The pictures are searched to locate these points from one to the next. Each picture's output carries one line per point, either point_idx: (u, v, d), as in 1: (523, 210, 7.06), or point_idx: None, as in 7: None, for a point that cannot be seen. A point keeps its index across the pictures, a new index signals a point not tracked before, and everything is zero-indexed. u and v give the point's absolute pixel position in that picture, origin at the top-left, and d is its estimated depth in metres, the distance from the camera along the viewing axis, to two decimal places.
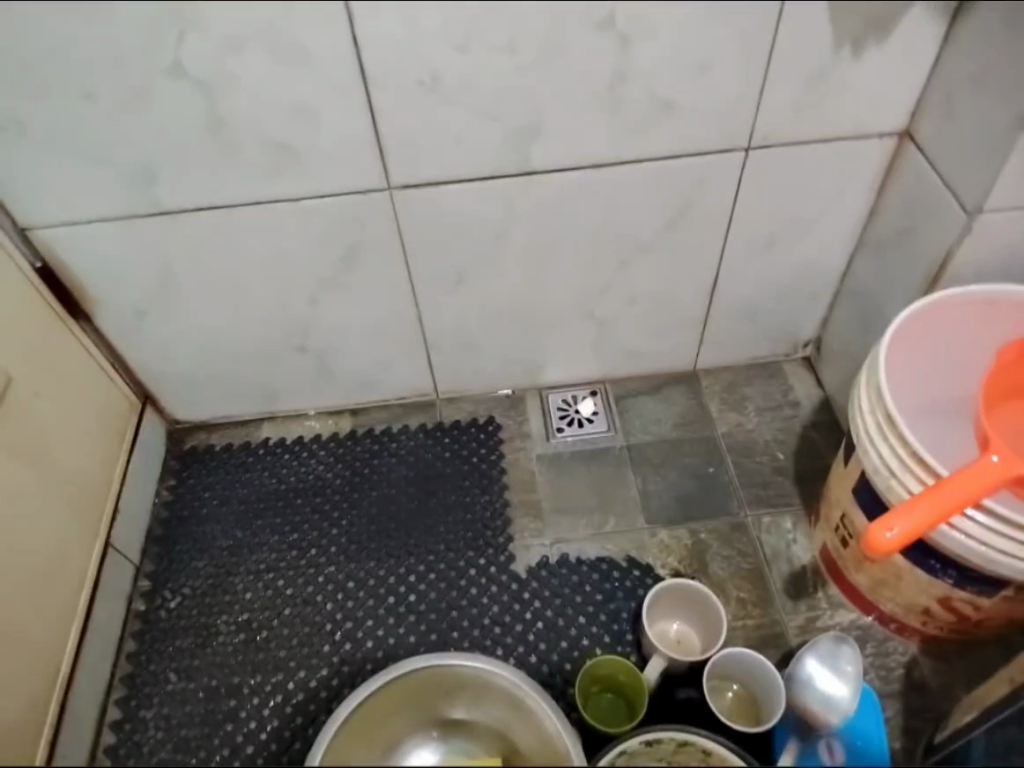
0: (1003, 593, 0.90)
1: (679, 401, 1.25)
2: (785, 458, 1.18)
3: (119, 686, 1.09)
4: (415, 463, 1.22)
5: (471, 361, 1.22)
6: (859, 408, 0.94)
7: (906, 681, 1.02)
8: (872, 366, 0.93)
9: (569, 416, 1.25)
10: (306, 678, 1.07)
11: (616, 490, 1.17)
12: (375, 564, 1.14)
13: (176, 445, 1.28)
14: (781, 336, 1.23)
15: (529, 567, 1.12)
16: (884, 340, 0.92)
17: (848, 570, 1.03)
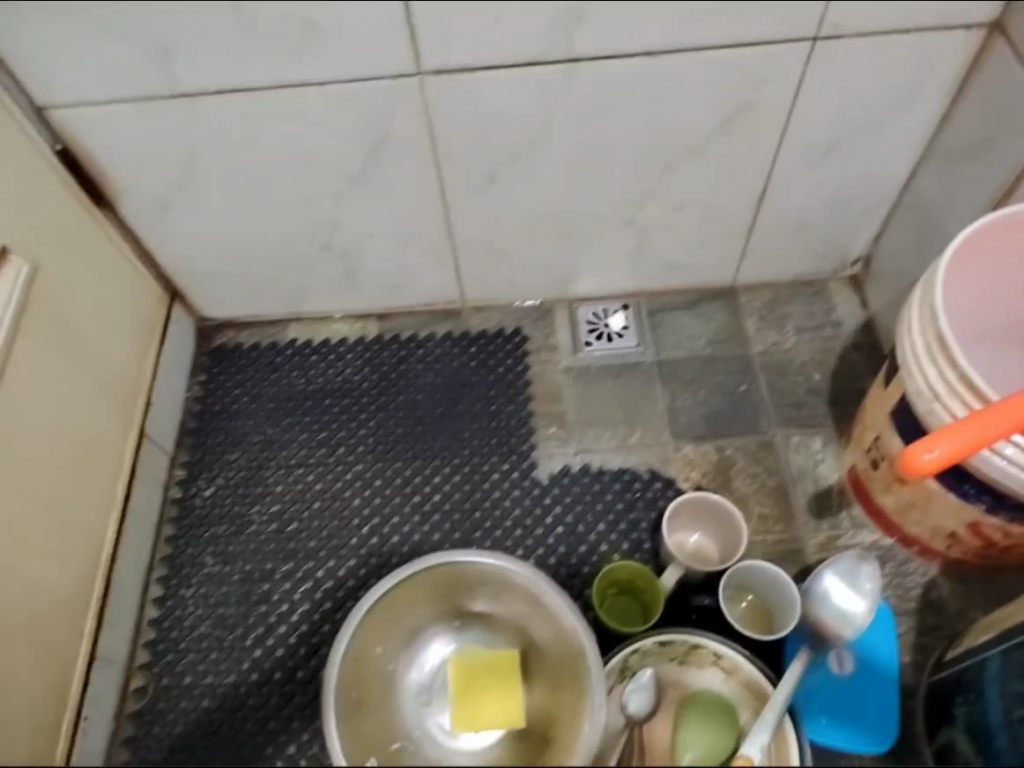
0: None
1: (714, 317, 1.21)
2: (820, 379, 1.15)
3: (159, 566, 1.15)
4: (442, 368, 1.21)
5: (501, 269, 1.19)
6: (908, 328, 0.90)
7: (921, 600, 1.03)
8: (928, 285, 0.88)
9: (599, 330, 1.22)
10: (335, 567, 1.11)
11: (644, 404, 1.16)
12: (402, 463, 1.16)
13: (205, 342, 1.29)
14: (828, 253, 1.17)
15: (552, 474, 1.13)
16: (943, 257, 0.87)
17: (876, 491, 1.03)
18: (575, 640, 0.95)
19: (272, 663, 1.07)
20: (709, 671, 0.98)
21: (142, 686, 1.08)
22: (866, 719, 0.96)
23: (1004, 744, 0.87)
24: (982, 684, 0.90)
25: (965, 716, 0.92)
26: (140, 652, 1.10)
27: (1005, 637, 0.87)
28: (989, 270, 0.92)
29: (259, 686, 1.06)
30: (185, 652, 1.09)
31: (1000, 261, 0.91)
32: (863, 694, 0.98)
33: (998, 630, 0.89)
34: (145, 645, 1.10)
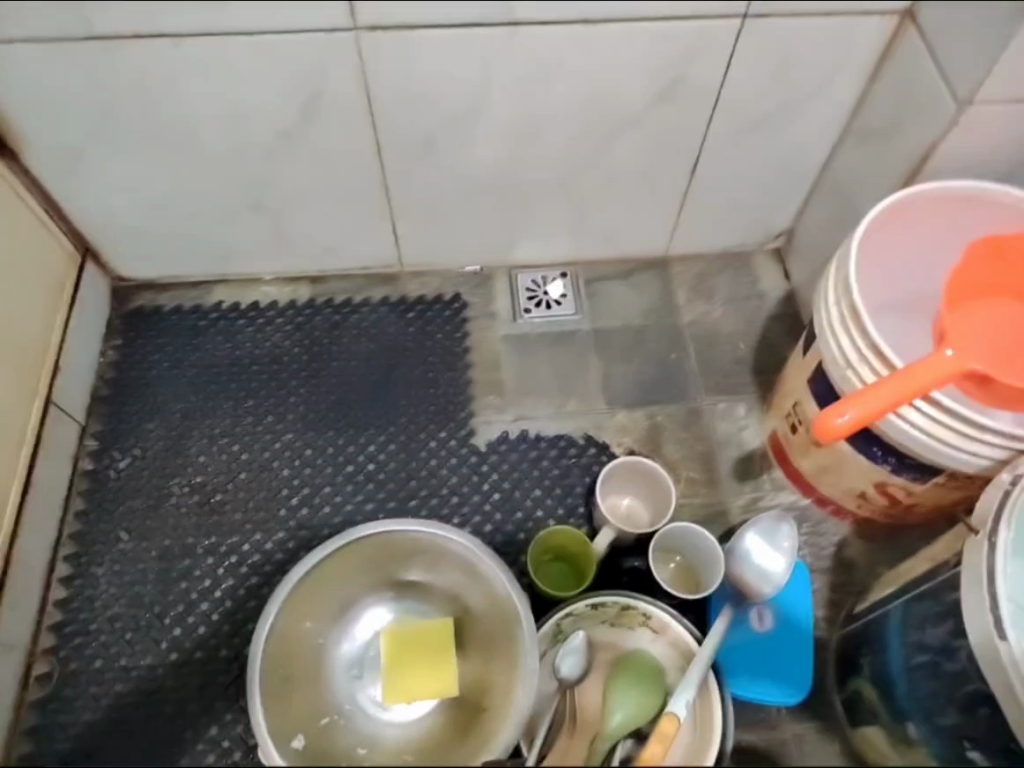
0: (935, 480, 0.96)
1: (648, 287, 1.25)
2: (746, 348, 1.20)
3: (67, 543, 1.07)
4: (375, 336, 1.19)
5: (439, 234, 1.17)
6: (825, 300, 0.95)
7: (834, 557, 1.09)
8: (842, 258, 0.93)
9: (538, 298, 1.23)
10: (262, 540, 1.07)
11: (579, 371, 1.18)
12: (334, 433, 1.13)
13: (120, 304, 1.21)
14: (754, 226, 1.22)
15: (489, 441, 1.13)
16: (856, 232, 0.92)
17: (794, 455, 1.08)
18: (511, 606, 0.95)
19: (193, 642, 1.02)
20: (639, 632, 1.00)
21: (47, 672, 1.01)
22: (782, 669, 1.01)
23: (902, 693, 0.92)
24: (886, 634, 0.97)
25: (870, 666, 0.98)
26: (45, 635, 1.03)
27: (909, 589, 0.93)
28: (901, 246, 0.98)
29: (178, 667, 1.01)
30: (95, 634, 1.03)
31: (908, 239, 0.98)
32: (781, 647, 1.03)
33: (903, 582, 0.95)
34: (51, 628, 1.03)
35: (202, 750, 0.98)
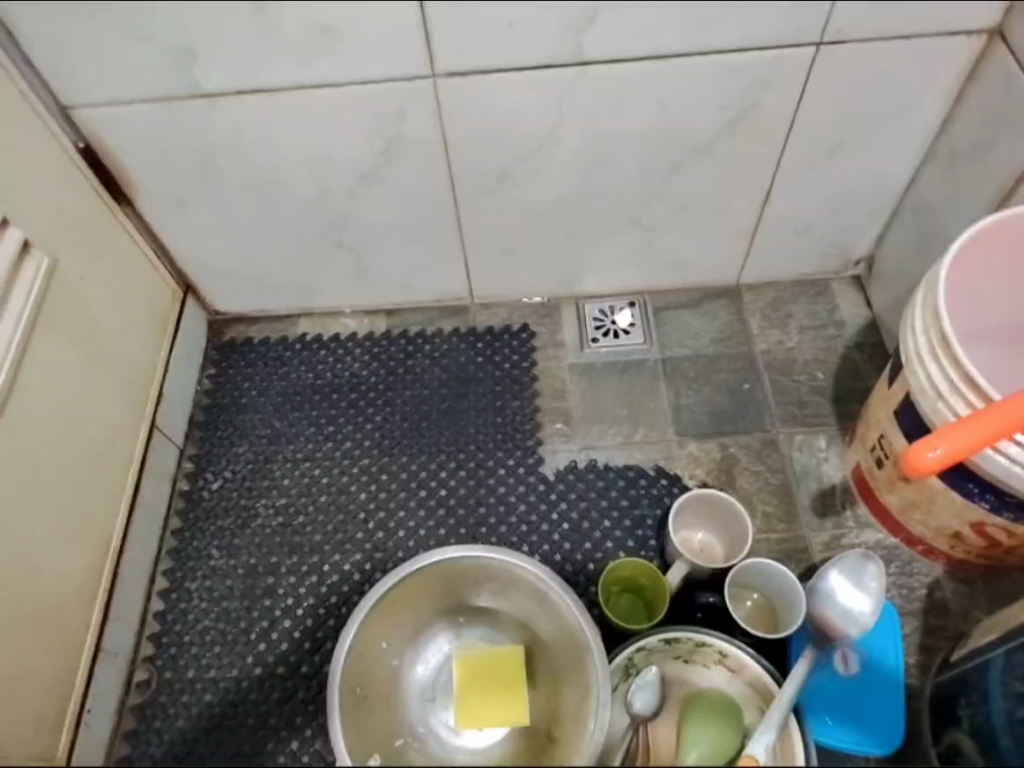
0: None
1: (719, 316, 1.22)
2: (824, 379, 1.16)
3: (166, 559, 1.16)
4: (448, 365, 1.23)
5: (508, 266, 1.20)
6: (912, 329, 0.90)
7: (926, 600, 1.02)
8: (930, 285, 0.89)
9: (605, 327, 1.23)
10: (341, 561, 1.12)
11: (649, 401, 1.17)
12: (408, 459, 1.17)
13: (215, 336, 1.30)
14: (830, 253, 1.18)
15: (556, 469, 1.13)
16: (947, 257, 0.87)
17: (880, 491, 1.02)
18: (579, 635, 0.95)
19: (276, 658, 1.08)
20: (714, 669, 0.97)
21: (146, 679, 1.08)
22: (869, 720, 0.95)
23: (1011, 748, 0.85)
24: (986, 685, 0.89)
25: (969, 719, 0.90)
26: (144, 644, 1.11)
27: (1011, 640, 0.85)
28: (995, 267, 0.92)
29: (262, 681, 1.07)
30: (188, 645, 1.10)
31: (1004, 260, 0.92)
32: (869, 693, 0.97)
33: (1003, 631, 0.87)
34: (150, 638, 1.11)
35: (283, 762, 1.02)
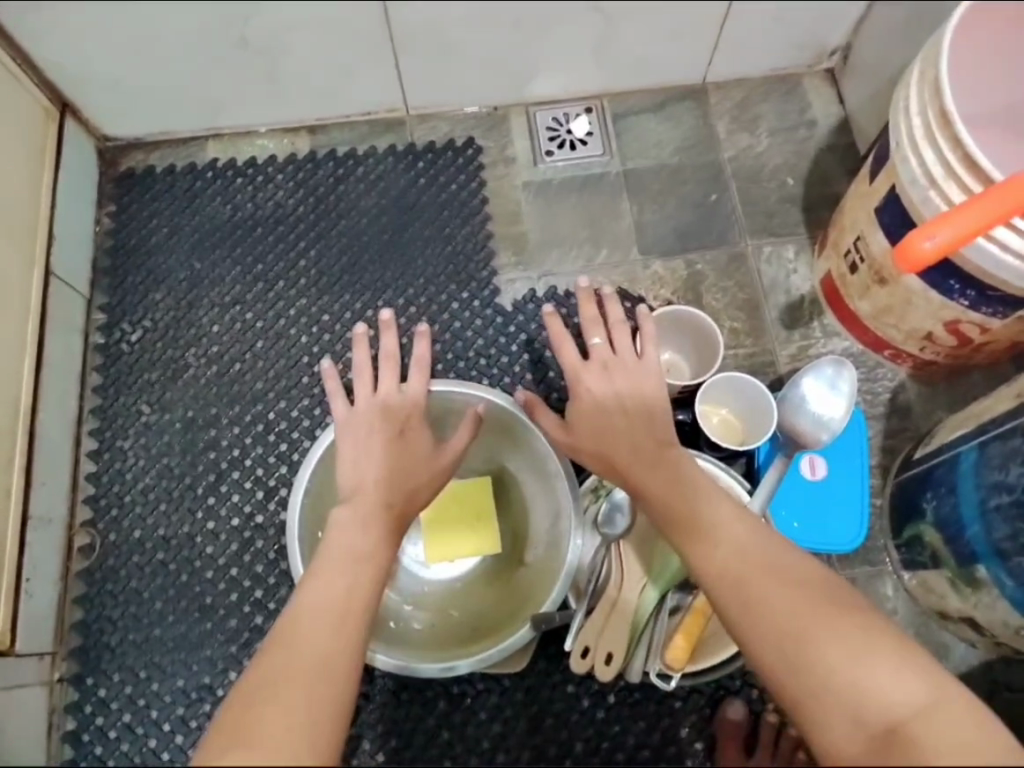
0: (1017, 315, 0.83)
1: (682, 120, 1.11)
2: (794, 184, 1.08)
3: (89, 419, 1.02)
4: (386, 191, 1.09)
5: (447, 68, 1.04)
6: (905, 109, 0.80)
7: (889, 404, 1.00)
8: (929, 58, 0.78)
9: (560, 139, 1.11)
10: (286, 408, 1.01)
11: (610, 219, 1.07)
12: (350, 297, 1.05)
13: (108, 167, 1.10)
14: (805, 41, 1.06)
15: (515, 301, 1.04)
16: (945, 27, 0.78)
17: (850, 297, 0.97)
18: (548, 463, 0.86)
19: (229, 513, 0.99)
20: None
21: (89, 544, 0.98)
22: (844, 522, 0.90)
23: (976, 534, 0.81)
24: (952, 477, 0.85)
25: (935, 509, 0.88)
26: (81, 509, 0.99)
27: (986, 429, 0.82)
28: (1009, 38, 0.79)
29: (217, 535, 0.98)
30: (130, 507, 0.99)
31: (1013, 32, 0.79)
32: (834, 497, 0.91)
33: (975, 424, 0.84)
34: (85, 502, 1.00)
35: (249, 612, 0.96)
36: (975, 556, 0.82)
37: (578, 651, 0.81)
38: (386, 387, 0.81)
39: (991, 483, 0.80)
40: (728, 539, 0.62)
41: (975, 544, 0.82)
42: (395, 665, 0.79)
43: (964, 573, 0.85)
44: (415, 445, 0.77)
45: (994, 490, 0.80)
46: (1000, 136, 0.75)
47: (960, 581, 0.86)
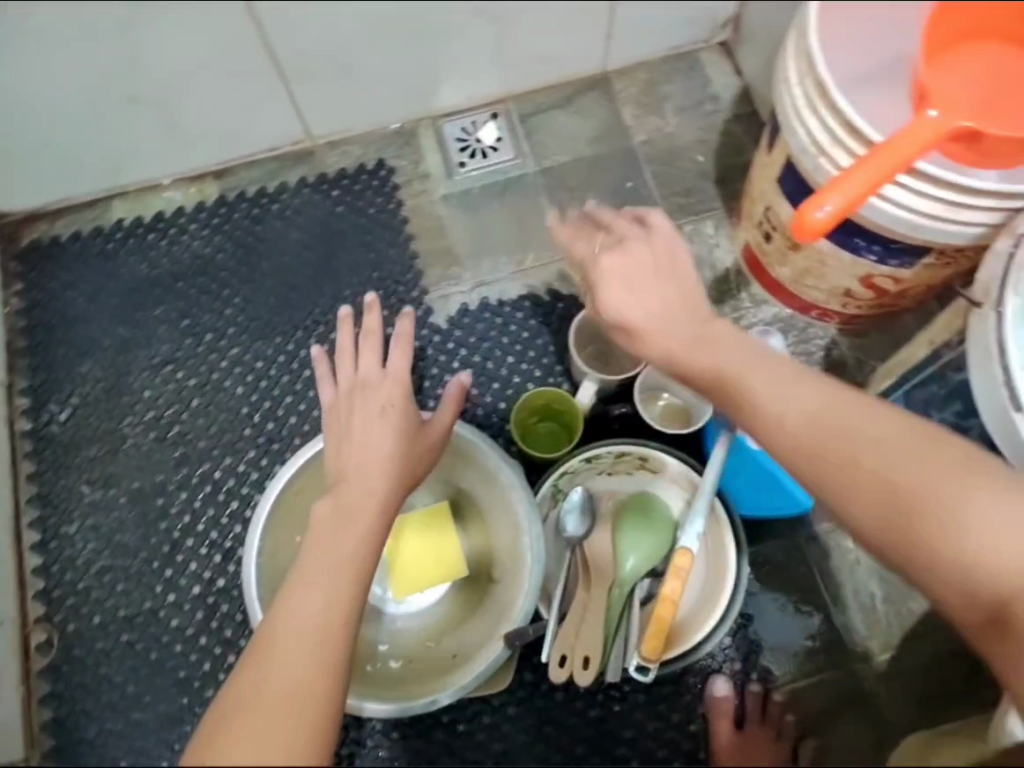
0: (925, 262, 0.83)
1: (589, 111, 1.11)
2: (706, 160, 1.09)
3: (29, 509, 1.00)
4: (304, 224, 1.06)
5: (346, 94, 1.02)
6: (785, 81, 0.80)
7: (824, 362, 1.03)
8: (801, 29, 0.79)
9: (470, 148, 1.10)
10: (233, 464, 1.00)
11: (532, 221, 1.07)
12: (282, 339, 1.03)
13: (11, 244, 1.06)
14: (697, 17, 1.06)
15: (449, 318, 1.04)
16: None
17: (771, 265, 0.98)
18: (499, 478, 0.87)
19: (190, 580, 0.97)
20: (638, 474, 0.92)
21: (46, 640, 0.97)
22: None
23: None
24: None
25: None
26: (34, 605, 0.97)
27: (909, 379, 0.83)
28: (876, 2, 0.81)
29: (181, 606, 0.97)
30: (86, 592, 0.97)
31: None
32: None
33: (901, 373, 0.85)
34: (37, 597, 0.98)
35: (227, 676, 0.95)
36: None
37: (556, 658, 0.83)
38: (367, 366, 0.79)
39: None
40: (792, 421, 0.62)
41: None
42: (387, 709, 0.80)
43: None
44: (404, 422, 0.75)
45: None
46: (873, 94, 0.77)
47: None
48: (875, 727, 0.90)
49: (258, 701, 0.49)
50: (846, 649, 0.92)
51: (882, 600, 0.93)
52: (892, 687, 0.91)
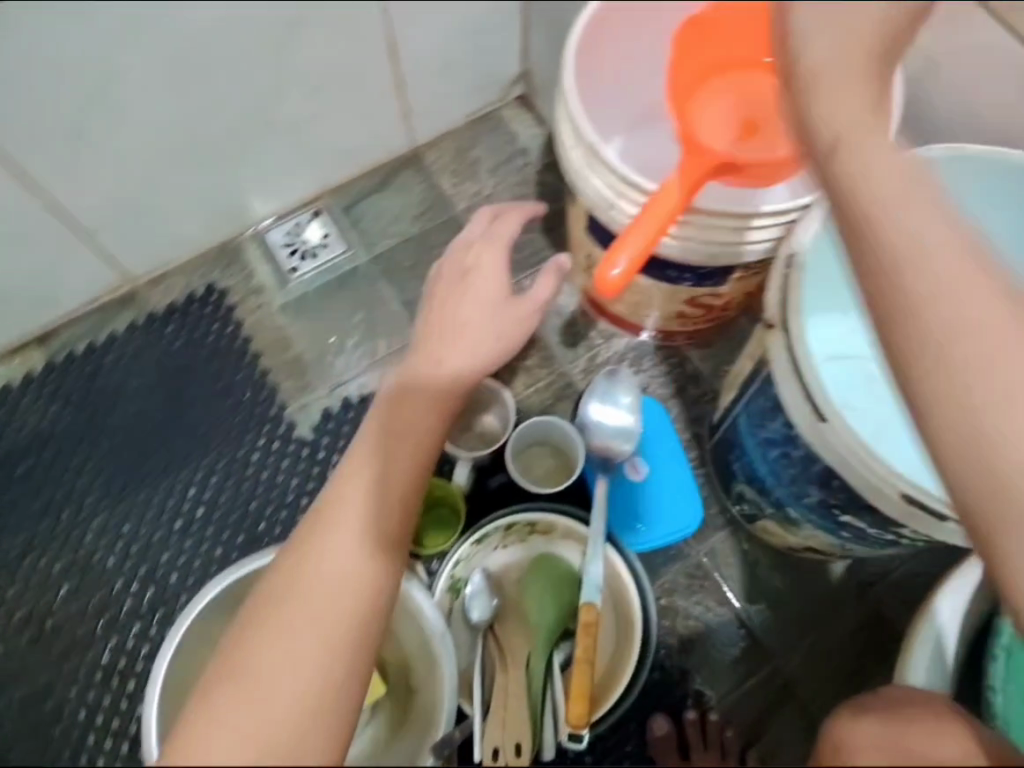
0: (734, 276, 0.86)
1: (408, 189, 1.12)
2: (529, 212, 1.11)
3: None
4: (143, 370, 1.03)
5: (154, 230, 0.99)
6: (563, 145, 0.82)
7: (681, 377, 1.04)
8: (563, 95, 0.80)
9: (298, 249, 1.09)
10: (121, 642, 0.95)
11: (375, 309, 1.07)
12: (145, 495, 0.99)
13: None
14: (486, 81, 1.09)
15: (315, 426, 1.02)
16: (565, 64, 0.78)
17: (606, 304, 1.00)
18: None
19: None
20: (533, 540, 0.92)
21: None
22: (679, 511, 0.95)
23: (775, 484, 0.83)
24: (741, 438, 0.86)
25: (743, 468, 0.88)
26: None
27: (744, 391, 0.83)
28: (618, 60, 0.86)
29: None
30: None
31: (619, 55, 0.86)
32: (661, 490, 0.96)
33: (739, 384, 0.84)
34: None
35: None
36: (784, 504, 0.84)
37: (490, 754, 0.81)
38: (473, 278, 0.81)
39: (764, 438, 0.80)
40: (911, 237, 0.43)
41: (778, 493, 0.84)
42: None
43: (783, 518, 0.86)
44: (438, 373, 0.75)
45: (768, 446, 0.80)
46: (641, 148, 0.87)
47: (785, 524, 0.87)
48: (811, 717, 0.92)
49: (305, 578, 0.55)
50: (768, 649, 0.94)
51: (787, 592, 0.96)
52: (817, 675, 0.93)
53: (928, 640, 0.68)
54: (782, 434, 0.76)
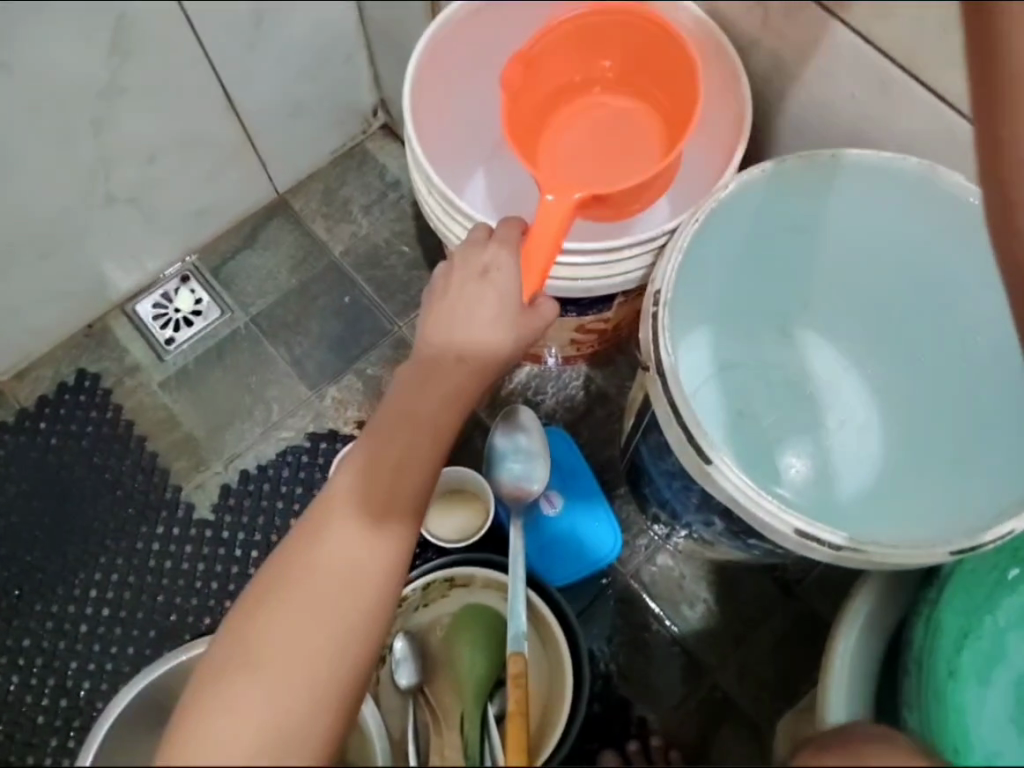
0: (617, 301, 0.83)
1: (280, 240, 1.06)
2: (411, 247, 1.06)
3: None
4: (20, 472, 0.97)
5: (5, 325, 0.94)
6: (420, 190, 0.77)
7: (588, 400, 1.02)
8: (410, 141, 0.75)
9: (170, 319, 1.03)
10: (37, 761, 0.89)
11: (262, 372, 1.02)
12: (42, 604, 0.94)
13: None
14: (342, 117, 1.05)
15: (214, 505, 0.97)
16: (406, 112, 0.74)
17: None
18: None
19: None
20: (454, 594, 0.90)
21: None
22: (599, 541, 0.93)
23: (684, 511, 0.81)
24: (646, 468, 0.84)
25: (653, 494, 0.87)
26: None
27: (638, 423, 0.82)
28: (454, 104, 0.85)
29: None
30: None
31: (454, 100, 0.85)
32: (578, 521, 0.93)
33: (636, 415, 0.83)
34: None
35: None
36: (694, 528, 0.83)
37: None
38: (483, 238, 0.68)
39: (664, 470, 0.79)
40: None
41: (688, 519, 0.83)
42: None
43: (699, 539, 0.86)
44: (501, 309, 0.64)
45: (669, 477, 0.79)
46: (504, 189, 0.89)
47: (700, 542, 0.87)
48: (753, 725, 0.92)
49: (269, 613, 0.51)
50: (703, 663, 0.94)
51: (715, 602, 0.96)
52: (755, 682, 0.93)
53: (849, 652, 0.67)
54: (679, 467, 0.76)
